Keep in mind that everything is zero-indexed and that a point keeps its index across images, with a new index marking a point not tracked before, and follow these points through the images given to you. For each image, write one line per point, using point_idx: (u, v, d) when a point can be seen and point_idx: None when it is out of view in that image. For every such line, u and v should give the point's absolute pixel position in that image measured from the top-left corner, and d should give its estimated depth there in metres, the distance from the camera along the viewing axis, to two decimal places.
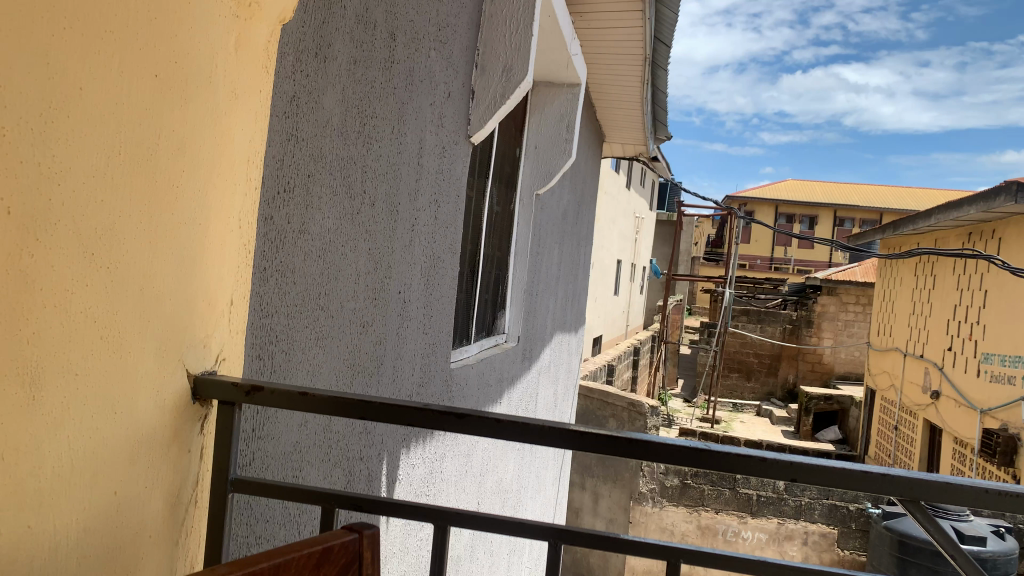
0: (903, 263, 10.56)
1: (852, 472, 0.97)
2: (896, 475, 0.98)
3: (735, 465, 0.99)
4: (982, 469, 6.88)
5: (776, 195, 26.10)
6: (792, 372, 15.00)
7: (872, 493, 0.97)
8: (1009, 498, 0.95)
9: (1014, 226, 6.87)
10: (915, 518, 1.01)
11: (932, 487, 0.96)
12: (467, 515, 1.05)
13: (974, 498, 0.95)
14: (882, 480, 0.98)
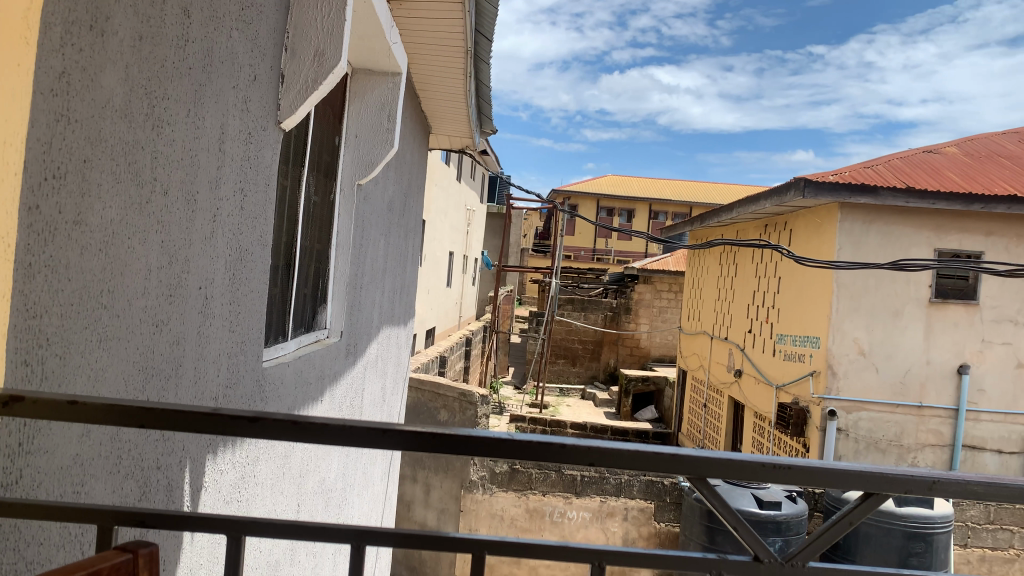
0: (709, 253, 11.41)
1: (646, 453, 1.20)
2: (686, 455, 1.21)
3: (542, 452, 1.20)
4: (778, 439, 7.58)
5: (598, 189, 27.26)
6: (613, 357, 15.79)
7: (666, 471, 1.21)
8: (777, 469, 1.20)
9: (802, 219, 7.59)
10: (701, 491, 1.25)
11: (714, 464, 1.20)
12: (257, 523, 1.17)
13: (751, 470, 1.20)
14: (671, 459, 1.21)
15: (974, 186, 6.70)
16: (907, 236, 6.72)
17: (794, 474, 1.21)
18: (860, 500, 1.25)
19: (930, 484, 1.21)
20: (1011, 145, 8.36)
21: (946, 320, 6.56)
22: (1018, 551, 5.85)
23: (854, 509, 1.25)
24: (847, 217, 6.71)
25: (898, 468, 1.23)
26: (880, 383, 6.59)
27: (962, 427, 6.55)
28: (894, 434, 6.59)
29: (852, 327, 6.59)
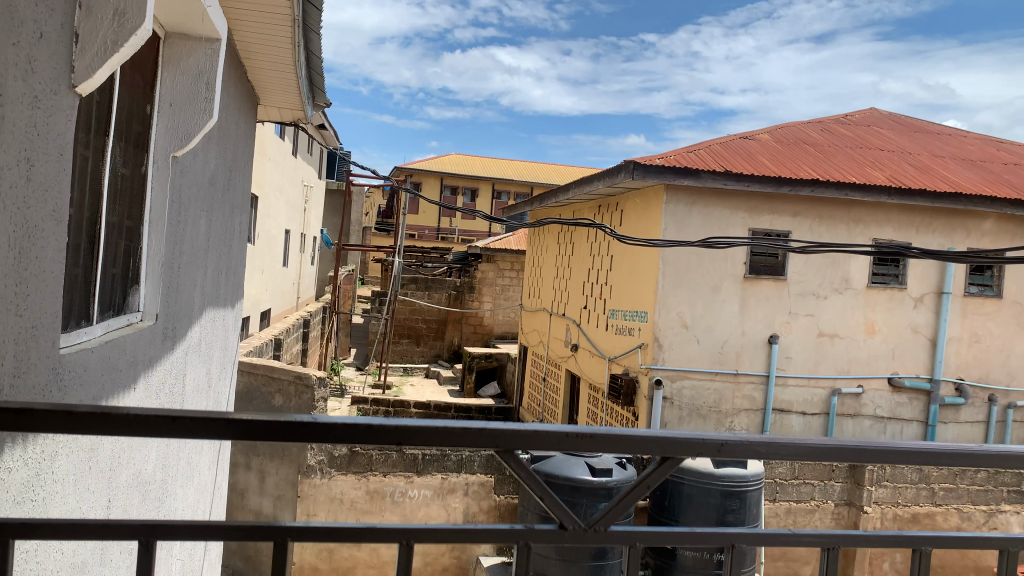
0: (548, 232, 11.73)
1: (454, 429, 1.31)
2: (494, 428, 1.33)
3: (350, 431, 1.28)
4: (610, 409, 7.95)
5: (441, 168, 27.17)
6: (457, 336, 15.90)
7: (472, 443, 1.32)
8: (575, 437, 1.34)
9: (631, 201, 7.95)
10: (508, 463, 1.37)
11: (519, 435, 1.33)
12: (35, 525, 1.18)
13: (551, 440, 1.33)
14: (481, 434, 1.33)
15: (783, 170, 7.28)
16: (725, 216, 7.19)
17: (593, 439, 1.35)
18: (656, 465, 1.40)
19: (717, 445, 1.38)
20: (815, 133, 9.12)
21: (758, 294, 7.10)
22: (818, 502, 6.47)
23: (652, 473, 1.39)
24: (672, 198, 7.07)
25: (688, 434, 1.39)
26: (701, 353, 7.04)
27: (772, 391, 7.15)
28: (713, 401, 7.07)
29: (676, 301, 6.98)
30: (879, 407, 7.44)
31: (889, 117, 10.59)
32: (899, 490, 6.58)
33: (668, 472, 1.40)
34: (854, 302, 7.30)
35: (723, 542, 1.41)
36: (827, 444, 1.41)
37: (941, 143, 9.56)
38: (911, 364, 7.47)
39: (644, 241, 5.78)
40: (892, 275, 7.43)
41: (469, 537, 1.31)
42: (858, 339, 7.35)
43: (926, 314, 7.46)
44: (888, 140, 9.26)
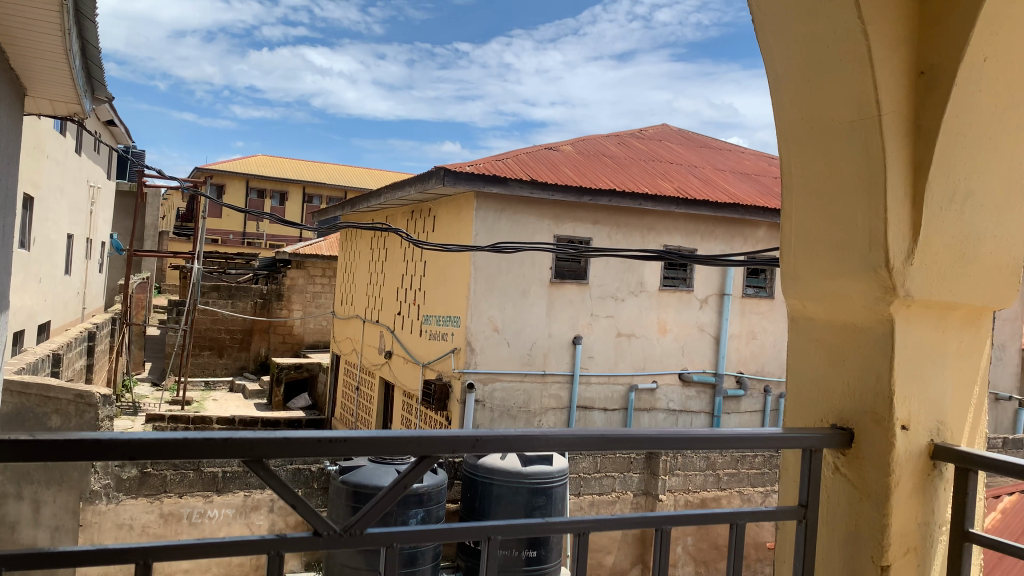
0: (360, 237, 11.55)
1: (193, 441, 1.02)
2: (240, 437, 1.05)
3: (56, 450, 0.97)
4: (423, 415, 7.94)
5: (247, 169, 25.94)
6: (264, 346, 15.26)
7: (208, 457, 1.03)
8: (335, 444, 1.08)
9: (443, 207, 8.01)
10: (259, 474, 1.10)
11: (269, 445, 1.05)
12: None
13: (308, 447, 1.07)
14: (224, 444, 1.04)
15: (584, 180, 7.64)
16: (533, 222, 7.43)
17: (344, 444, 1.09)
18: (410, 467, 1.14)
19: (472, 442, 1.13)
20: (613, 146, 9.65)
21: (562, 297, 7.41)
22: (619, 493, 6.84)
23: (406, 477, 1.14)
24: (481, 205, 7.19)
25: (441, 428, 1.14)
26: (511, 355, 7.21)
27: (577, 389, 7.48)
28: (522, 401, 7.26)
29: (486, 306, 7.10)
30: (672, 401, 7.99)
31: (678, 132, 11.41)
32: (689, 477, 7.09)
33: (425, 473, 1.15)
34: (648, 304, 7.81)
35: (478, 536, 1.20)
36: (612, 432, 1.20)
37: (722, 158, 10.45)
38: (698, 360, 8.10)
39: (440, 246, 5.72)
40: (680, 278, 8.01)
41: (216, 552, 1.06)
42: (652, 338, 7.86)
43: (710, 313, 8.13)
44: (676, 154, 10.00)
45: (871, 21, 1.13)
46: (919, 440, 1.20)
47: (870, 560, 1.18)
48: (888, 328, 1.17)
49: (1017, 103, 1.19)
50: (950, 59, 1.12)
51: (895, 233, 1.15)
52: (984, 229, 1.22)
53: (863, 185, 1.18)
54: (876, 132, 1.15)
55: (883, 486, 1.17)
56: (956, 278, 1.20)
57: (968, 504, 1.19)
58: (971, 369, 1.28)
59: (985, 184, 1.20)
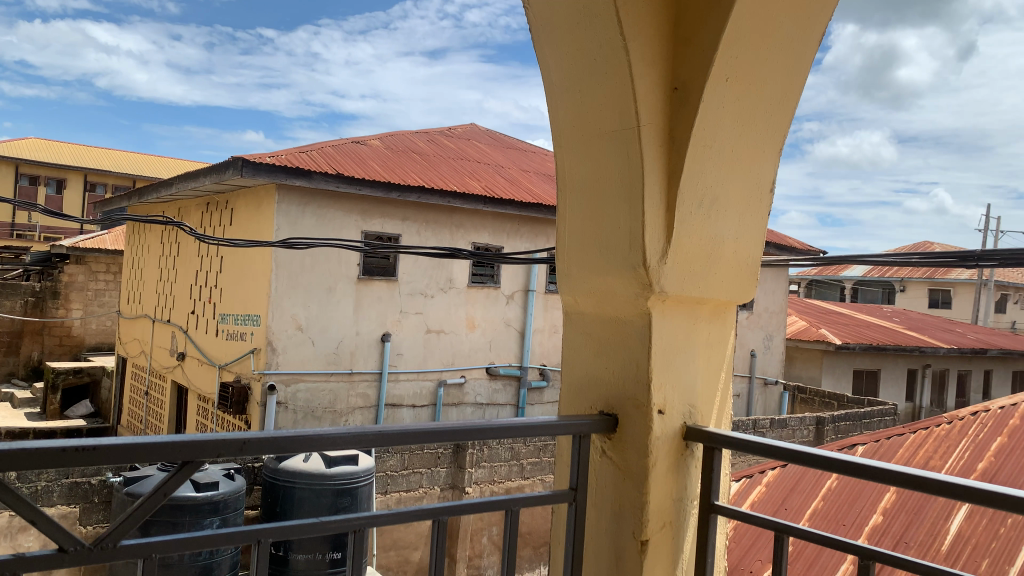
0: (149, 230, 10.71)
1: None
2: None
3: None
4: (221, 418, 7.52)
5: (15, 152, 23.18)
6: (37, 349, 13.72)
7: None
8: (85, 453, 0.98)
9: (242, 199, 7.62)
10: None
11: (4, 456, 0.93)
12: None
13: (50, 458, 0.96)
14: None
15: (392, 176, 7.58)
16: (339, 217, 7.27)
17: (88, 454, 0.97)
18: (171, 472, 1.07)
19: (239, 445, 1.07)
20: (421, 143, 9.65)
21: (370, 294, 7.32)
22: (426, 488, 6.88)
23: (165, 483, 1.07)
24: (284, 198, 6.93)
25: (205, 431, 1.07)
26: (315, 354, 7.02)
27: (384, 387, 7.42)
28: (327, 401, 7.09)
29: (289, 304, 6.86)
30: (479, 395, 8.15)
31: (485, 132, 11.62)
32: (495, 468, 7.26)
33: (188, 478, 1.09)
34: (456, 300, 7.91)
35: (246, 541, 1.16)
36: (390, 429, 1.19)
37: (528, 159, 10.78)
38: (505, 354, 8.31)
39: (224, 239, 5.42)
40: (488, 275, 8.19)
41: None
42: (460, 334, 7.97)
43: (516, 309, 8.36)
44: (484, 153, 10.19)
45: (632, 39, 1.21)
46: (673, 423, 1.32)
47: (631, 535, 1.29)
48: (646, 322, 1.28)
49: (752, 118, 1.34)
50: (699, 76, 1.24)
51: (653, 234, 1.26)
52: (727, 232, 1.36)
53: (626, 190, 1.27)
54: (636, 142, 1.24)
55: (641, 467, 1.28)
56: (703, 275, 1.33)
57: (714, 479, 1.34)
58: (719, 356, 1.43)
59: (728, 190, 1.35)
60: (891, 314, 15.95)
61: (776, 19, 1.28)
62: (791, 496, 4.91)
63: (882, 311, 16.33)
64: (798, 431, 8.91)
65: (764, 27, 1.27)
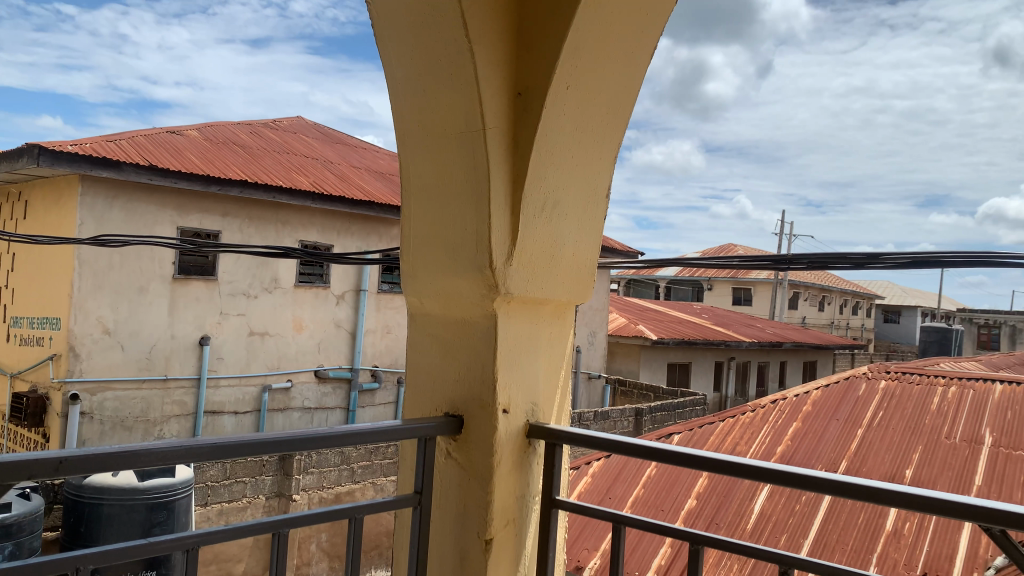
0: None
1: None
2: None
3: None
4: (13, 434, 6.78)
5: None
6: None
7: None
8: None
9: (38, 191, 6.90)
10: None
11: None
12: None
13: None
14: None
15: (212, 168, 7.17)
16: (151, 213, 6.78)
17: None
18: None
19: (55, 464, 0.95)
20: (244, 135, 9.20)
21: (187, 295, 6.90)
22: (249, 499, 6.58)
23: None
24: (88, 190, 6.37)
25: (10, 452, 0.94)
26: (125, 359, 6.50)
27: (203, 394, 7.00)
28: (139, 411, 6.59)
29: (94, 305, 6.32)
30: (307, 399, 7.88)
31: (313, 126, 11.26)
32: (323, 474, 7.06)
33: None
34: (282, 301, 7.62)
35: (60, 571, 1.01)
36: (224, 441, 1.11)
37: (357, 156, 10.55)
38: (334, 356, 8.09)
39: (21, 236, 4.90)
40: (316, 274, 7.96)
41: None
42: (286, 336, 7.69)
43: (347, 309, 8.17)
44: (312, 148, 9.87)
45: (477, 43, 1.22)
46: (517, 421, 1.34)
47: (476, 535, 1.29)
48: (491, 323, 1.29)
49: (591, 124, 1.38)
50: (542, 82, 1.26)
51: (498, 235, 1.27)
52: (567, 234, 1.40)
53: (470, 190, 1.28)
54: (481, 144, 1.25)
55: (487, 467, 1.29)
56: (545, 276, 1.35)
57: (555, 475, 1.37)
58: (559, 356, 1.46)
59: (569, 194, 1.38)
60: (701, 311, 17.16)
61: (616, 29, 1.32)
62: (615, 485, 5.13)
63: (693, 308, 17.54)
64: (619, 422, 9.34)
65: (603, 36, 1.31)
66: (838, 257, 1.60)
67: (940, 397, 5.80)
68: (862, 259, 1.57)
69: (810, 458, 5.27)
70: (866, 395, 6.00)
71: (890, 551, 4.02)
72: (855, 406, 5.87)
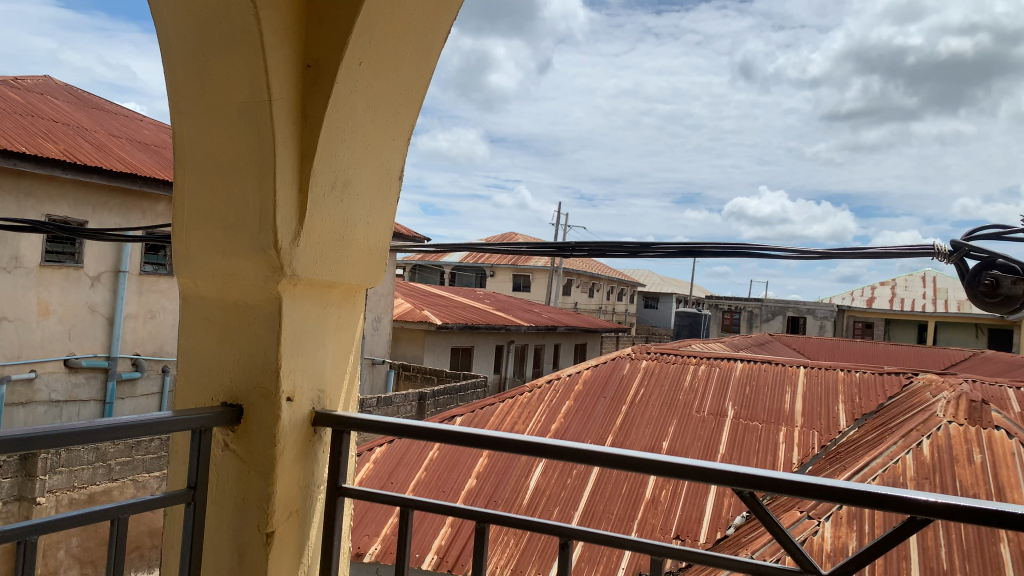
0: None
1: None
2: None
3: None
4: None
5: None
6: None
7: None
8: None
9: None
10: None
11: None
12: None
13: None
14: None
15: None
16: None
17: None
18: None
19: None
20: None
21: None
22: None
23: None
24: None
25: None
26: None
27: None
28: None
29: None
30: (54, 392, 7.05)
31: (64, 88, 10.08)
32: (74, 473, 6.40)
33: None
34: (25, 282, 6.78)
35: None
36: None
37: (118, 124, 9.59)
38: (87, 344, 7.32)
39: None
40: (67, 253, 7.15)
41: None
42: (30, 322, 6.85)
43: (103, 292, 7.44)
44: (63, 113, 8.83)
45: (264, 9, 1.14)
46: (301, 409, 1.28)
47: (256, 531, 1.23)
48: (275, 308, 1.23)
49: (384, 105, 1.35)
50: (333, 56, 1.22)
51: (283, 214, 1.21)
52: (358, 216, 1.37)
53: (255, 165, 1.20)
54: (266, 117, 1.18)
55: (268, 458, 1.23)
56: (333, 258, 1.31)
57: (342, 464, 1.34)
58: (348, 341, 1.43)
59: (359, 175, 1.35)
60: (483, 297, 17.60)
61: (409, 9, 1.31)
62: (397, 469, 5.14)
63: (475, 294, 17.95)
64: (402, 407, 9.33)
65: (397, 14, 1.29)
66: (613, 245, 1.69)
67: (692, 375, 6.41)
68: (636, 248, 1.68)
69: (581, 434, 5.61)
70: (629, 374, 6.49)
71: (648, 517, 4.39)
72: (620, 384, 6.32)
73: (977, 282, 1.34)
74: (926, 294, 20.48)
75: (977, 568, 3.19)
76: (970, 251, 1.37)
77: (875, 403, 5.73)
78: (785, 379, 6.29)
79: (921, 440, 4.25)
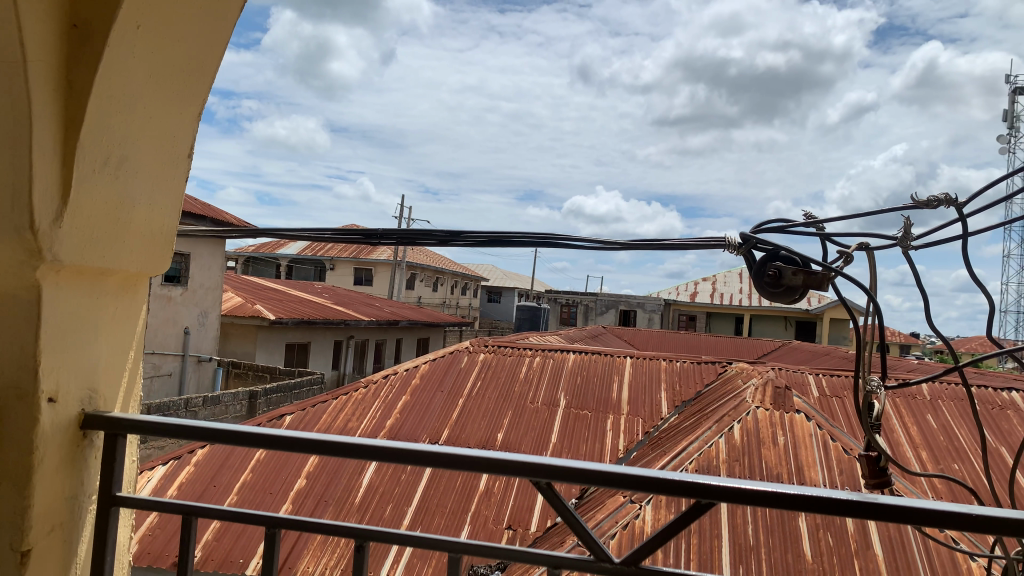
0: None
1: None
2: None
3: None
4: None
5: None
6: None
7: None
8: None
9: None
10: None
11: None
12: None
13: None
14: None
15: None
16: None
17: None
18: None
19: None
20: None
21: None
22: None
23: None
24: None
25: None
26: None
27: None
28: None
29: None
30: None
31: None
32: None
33: None
34: None
35: None
36: None
37: None
38: None
39: None
40: None
41: None
42: None
43: None
44: None
45: None
46: (66, 411, 1.15)
47: (9, 550, 1.08)
48: (33, 297, 1.08)
49: (167, 76, 1.23)
50: (104, 16, 1.09)
51: (43, 193, 1.06)
52: (136, 195, 1.24)
53: (8, 134, 1.04)
54: (21, 80, 1.02)
55: (23, 466, 1.08)
56: (106, 242, 1.18)
57: (115, 469, 1.21)
58: (127, 334, 1.30)
59: (138, 151, 1.22)
60: (320, 291, 17.08)
61: None
62: (220, 472, 4.84)
63: (312, 287, 17.37)
64: (231, 406, 8.85)
65: None
66: (423, 233, 1.65)
67: (527, 366, 6.52)
68: (445, 236, 1.64)
69: (416, 429, 5.56)
70: (467, 367, 6.51)
71: (482, 509, 4.41)
72: (457, 377, 6.33)
73: (762, 272, 1.40)
74: (742, 289, 22.05)
75: (778, 542, 3.45)
76: (757, 243, 1.43)
77: (694, 391, 6.10)
78: (613, 369, 6.53)
79: (732, 425, 4.53)
